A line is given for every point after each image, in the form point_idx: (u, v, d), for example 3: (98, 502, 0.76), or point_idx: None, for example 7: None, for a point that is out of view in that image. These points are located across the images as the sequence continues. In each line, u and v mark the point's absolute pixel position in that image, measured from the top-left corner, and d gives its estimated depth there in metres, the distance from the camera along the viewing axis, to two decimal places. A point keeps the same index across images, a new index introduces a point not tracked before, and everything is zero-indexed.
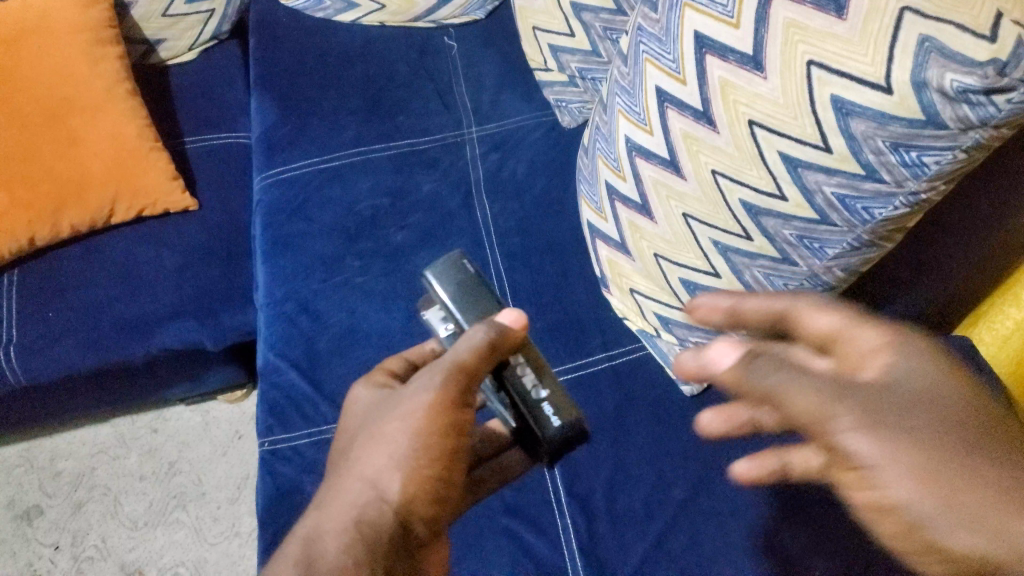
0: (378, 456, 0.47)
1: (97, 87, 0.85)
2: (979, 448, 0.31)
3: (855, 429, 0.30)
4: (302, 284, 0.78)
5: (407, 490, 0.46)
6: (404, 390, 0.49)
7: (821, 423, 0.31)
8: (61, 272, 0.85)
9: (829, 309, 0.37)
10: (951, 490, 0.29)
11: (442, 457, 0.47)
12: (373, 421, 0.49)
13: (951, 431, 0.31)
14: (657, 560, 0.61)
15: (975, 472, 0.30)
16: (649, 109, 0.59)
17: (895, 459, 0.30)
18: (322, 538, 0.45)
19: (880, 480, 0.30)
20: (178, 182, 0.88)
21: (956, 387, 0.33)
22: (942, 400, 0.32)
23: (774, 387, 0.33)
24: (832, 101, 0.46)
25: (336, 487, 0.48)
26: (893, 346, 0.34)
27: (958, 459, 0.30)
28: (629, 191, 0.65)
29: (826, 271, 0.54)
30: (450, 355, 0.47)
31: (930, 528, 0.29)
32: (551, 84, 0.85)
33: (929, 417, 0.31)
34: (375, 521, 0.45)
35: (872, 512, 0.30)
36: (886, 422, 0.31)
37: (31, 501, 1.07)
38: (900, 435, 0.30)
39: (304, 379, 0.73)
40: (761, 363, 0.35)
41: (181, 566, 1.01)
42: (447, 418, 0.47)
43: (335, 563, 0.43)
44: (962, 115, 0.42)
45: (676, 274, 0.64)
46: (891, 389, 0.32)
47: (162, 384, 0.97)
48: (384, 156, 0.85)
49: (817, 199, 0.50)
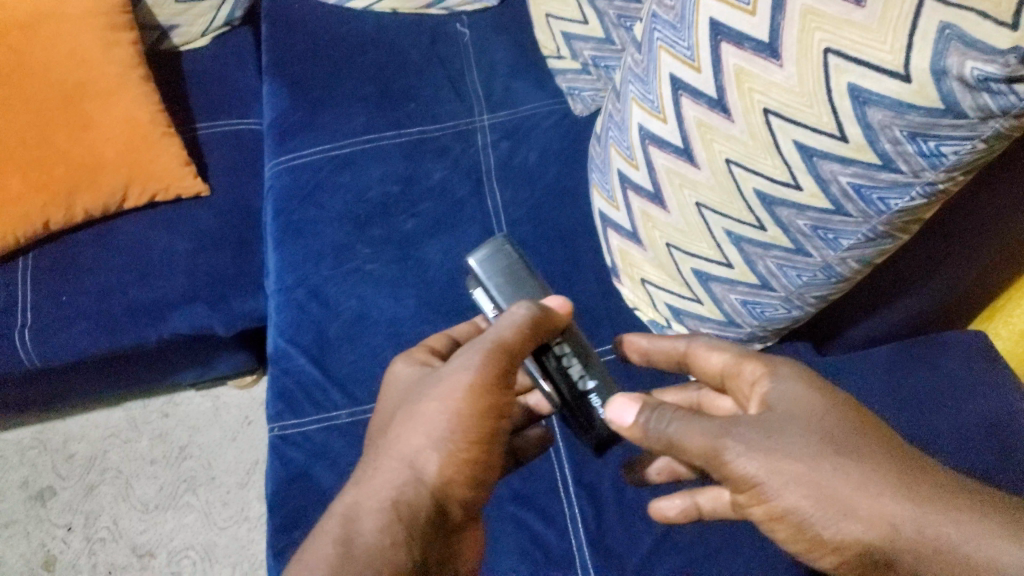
0: (417, 435, 0.48)
1: (110, 71, 0.85)
2: (856, 448, 0.42)
3: (744, 458, 0.43)
4: (312, 271, 0.78)
5: (445, 471, 0.47)
6: (443, 369, 0.50)
7: (720, 458, 0.44)
8: (73, 256, 0.85)
9: (716, 350, 0.54)
10: (832, 490, 0.41)
11: (481, 441, 0.48)
12: (411, 400, 0.50)
13: (826, 434, 0.43)
14: (665, 549, 0.60)
15: (851, 470, 0.42)
16: (663, 97, 0.59)
17: (781, 477, 0.42)
18: (358, 516, 0.46)
19: (775, 494, 0.42)
20: (190, 167, 0.87)
21: (826, 401, 0.45)
22: (816, 412, 0.44)
23: (671, 433, 0.46)
24: (849, 90, 0.45)
25: (374, 466, 0.49)
26: (768, 376, 0.48)
27: (835, 464, 0.42)
28: (641, 180, 0.64)
29: (840, 262, 0.54)
30: (491, 336, 0.49)
31: (818, 523, 0.42)
32: (563, 71, 0.84)
33: (806, 430, 0.43)
34: (412, 502, 0.47)
35: (772, 517, 0.43)
36: (769, 445, 0.43)
37: (45, 483, 1.08)
38: (783, 455, 0.42)
39: (314, 366, 0.73)
40: (660, 416, 0.47)
41: (192, 549, 1.02)
42: (487, 399, 0.48)
43: (373, 542, 0.44)
44: (982, 104, 0.41)
45: (688, 263, 0.63)
46: (773, 415, 0.45)
47: (174, 369, 0.97)
48: (396, 143, 0.85)
49: (832, 188, 0.50)
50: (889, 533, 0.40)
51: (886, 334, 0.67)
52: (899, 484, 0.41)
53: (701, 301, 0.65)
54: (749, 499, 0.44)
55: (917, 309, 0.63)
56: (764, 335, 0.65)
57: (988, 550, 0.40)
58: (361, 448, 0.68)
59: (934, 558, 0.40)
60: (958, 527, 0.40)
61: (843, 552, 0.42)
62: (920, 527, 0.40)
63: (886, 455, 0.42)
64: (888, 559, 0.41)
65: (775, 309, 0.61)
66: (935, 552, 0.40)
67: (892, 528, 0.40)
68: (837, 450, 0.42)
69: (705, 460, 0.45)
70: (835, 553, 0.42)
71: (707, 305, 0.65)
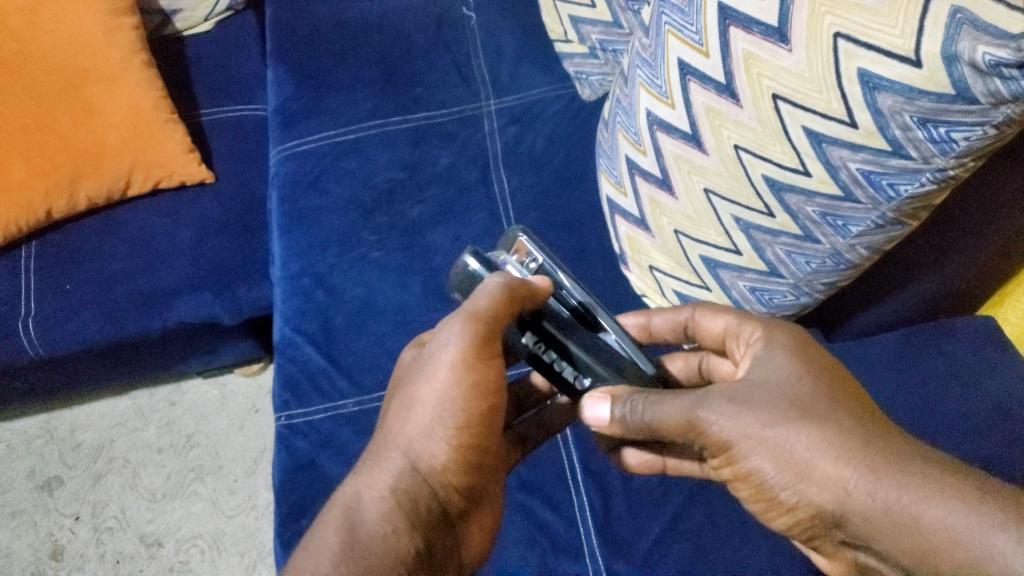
0: (409, 426, 0.50)
1: (112, 56, 0.85)
2: (822, 412, 0.42)
3: (714, 421, 0.43)
4: (318, 259, 0.78)
5: (437, 460, 0.49)
6: (430, 345, 0.50)
7: (693, 426, 0.44)
8: (77, 245, 0.85)
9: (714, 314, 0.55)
10: (791, 453, 0.41)
11: (470, 422, 0.49)
12: (406, 383, 0.52)
13: (799, 399, 0.43)
14: (673, 537, 0.60)
15: (813, 433, 0.41)
16: (671, 82, 0.58)
17: (745, 441, 0.42)
18: (361, 506, 0.49)
19: (743, 457, 0.43)
20: (194, 154, 0.87)
21: (805, 369, 0.44)
22: (791, 379, 0.44)
23: (650, 410, 0.46)
24: (859, 75, 0.44)
25: (377, 455, 0.51)
26: (763, 340, 0.48)
27: (798, 427, 0.41)
28: (649, 166, 0.64)
29: (849, 249, 0.53)
30: (467, 305, 0.47)
31: (778, 485, 0.42)
32: (571, 55, 0.84)
33: (776, 397, 0.43)
34: (409, 491, 0.49)
35: (739, 480, 0.44)
36: (737, 411, 0.43)
37: (52, 472, 1.08)
38: (750, 420, 0.42)
39: (321, 354, 0.73)
40: (633, 403, 0.47)
41: (199, 538, 1.02)
42: (469, 378, 0.48)
43: (374, 531, 0.47)
44: (994, 90, 0.40)
45: (696, 250, 0.63)
46: (749, 384, 0.45)
47: (180, 357, 0.97)
48: (401, 129, 0.84)
49: (841, 174, 0.49)
50: (842, 496, 0.40)
51: (895, 320, 0.66)
52: (858, 447, 0.40)
53: (710, 288, 0.65)
54: (720, 462, 0.45)
55: (925, 295, 0.63)
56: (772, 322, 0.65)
57: (937, 510, 0.37)
58: (368, 437, 0.68)
59: (883, 524, 0.38)
60: (914, 492, 0.38)
61: (800, 513, 0.42)
62: (872, 491, 0.39)
63: (854, 420, 0.41)
64: (841, 521, 0.40)
65: (784, 296, 0.60)
66: (886, 517, 0.38)
67: (845, 492, 0.40)
68: (802, 414, 0.42)
69: (681, 433, 0.45)
70: (791, 515, 0.43)
71: (715, 292, 0.65)
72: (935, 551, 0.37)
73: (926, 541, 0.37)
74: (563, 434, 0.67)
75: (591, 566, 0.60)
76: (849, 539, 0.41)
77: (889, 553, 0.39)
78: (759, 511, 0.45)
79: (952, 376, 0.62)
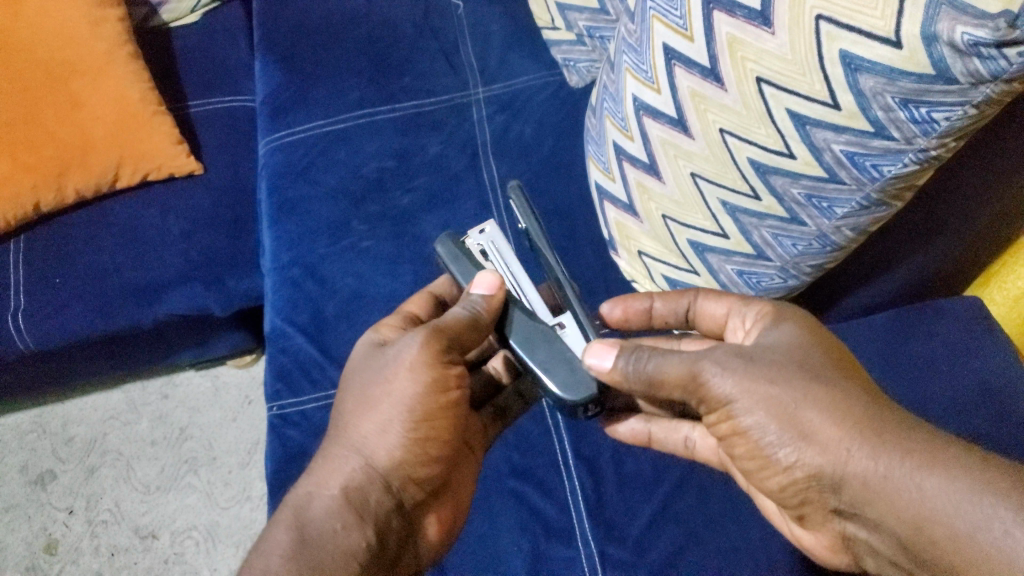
0: (364, 424, 0.51)
1: (97, 49, 0.84)
2: (831, 377, 0.43)
3: (718, 379, 0.44)
4: (308, 249, 0.78)
5: (393, 455, 0.50)
6: (390, 350, 0.52)
7: (697, 380, 0.45)
8: (65, 237, 0.85)
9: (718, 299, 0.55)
10: (796, 413, 0.42)
11: (428, 416, 0.50)
12: (361, 384, 0.52)
13: (808, 362, 0.44)
14: (665, 519, 0.61)
15: (821, 394, 0.42)
16: (657, 67, 0.58)
17: (749, 397, 0.43)
18: (311, 504, 0.50)
19: (743, 413, 0.44)
20: (182, 146, 0.87)
21: (816, 340, 0.46)
22: (800, 345, 0.46)
23: (655, 364, 0.47)
24: (841, 57, 0.45)
25: (332, 452, 0.52)
26: (771, 316, 0.50)
27: (805, 388, 0.43)
28: (636, 151, 0.64)
29: (834, 231, 0.54)
30: (433, 322, 0.51)
31: (777, 443, 0.43)
32: (559, 43, 0.84)
33: (784, 356, 0.45)
34: (360, 487, 0.50)
35: (737, 436, 0.46)
36: (744, 366, 0.44)
37: (45, 466, 1.08)
38: (757, 376, 0.44)
39: (312, 343, 0.73)
40: (638, 355, 0.48)
41: (194, 529, 1.02)
42: (428, 382, 0.50)
43: (325, 527, 0.48)
44: (973, 69, 0.41)
45: (684, 235, 0.63)
46: (756, 347, 0.46)
47: (171, 350, 0.97)
48: (390, 119, 0.84)
49: (825, 156, 0.49)
50: (843, 459, 0.41)
51: (885, 301, 0.67)
52: (864, 414, 0.42)
53: (698, 272, 0.65)
54: (717, 417, 0.46)
55: (913, 275, 0.63)
56: None
57: (938, 477, 0.39)
58: None
59: (883, 488, 0.40)
60: (917, 461, 0.40)
61: (795, 473, 0.43)
62: (875, 457, 0.41)
63: (860, 389, 0.43)
64: (838, 485, 0.42)
65: (771, 279, 0.61)
66: (885, 483, 0.40)
67: (846, 456, 0.41)
68: (812, 375, 0.43)
69: (681, 387, 0.46)
70: (787, 474, 0.44)
71: (704, 276, 0.65)
72: (934, 519, 0.39)
73: (924, 509, 0.39)
74: (554, 421, 0.68)
75: (583, 550, 0.61)
76: (840, 505, 0.43)
77: (882, 520, 0.41)
78: (752, 470, 0.47)
79: (940, 356, 0.63)
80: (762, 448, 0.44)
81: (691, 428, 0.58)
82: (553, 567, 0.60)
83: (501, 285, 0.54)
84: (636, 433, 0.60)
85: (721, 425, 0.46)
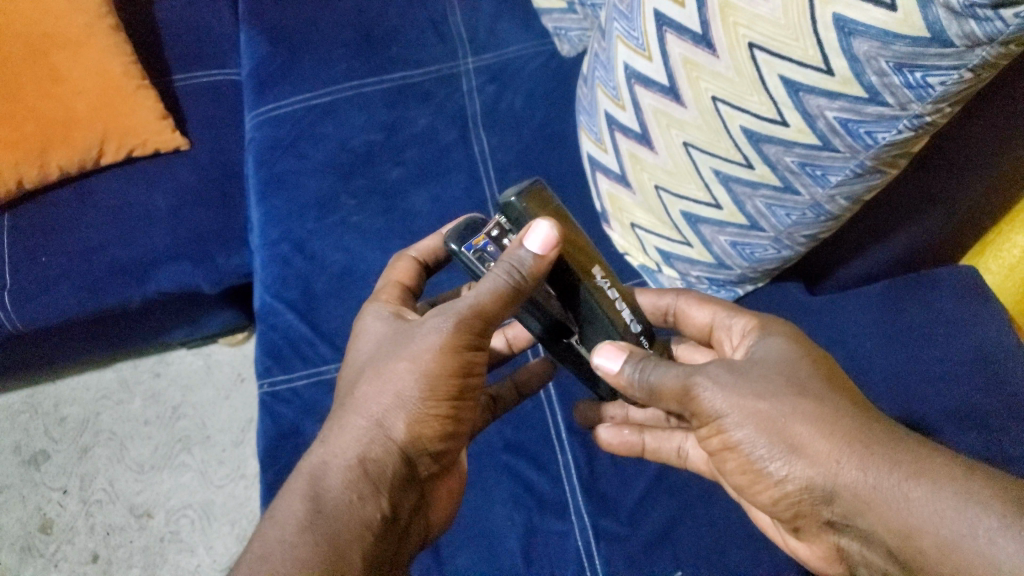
0: (384, 396, 0.48)
1: (75, 21, 0.83)
2: (816, 389, 0.43)
3: (709, 393, 0.44)
4: (297, 225, 0.77)
5: (412, 427, 0.48)
6: (417, 327, 0.49)
7: (690, 393, 0.45)
8: (49, 216, 0.84)
9: (701, 305, 0.56)
10: (784, 425, 0.42)
11: (448, 396, 0.48)
12: (380, 356, 0.50)
13: (795, 375, 0.44)
14: (658, 492, 0.61)
15: (808, 409, 0.42)
16: (648, 35, 0.57)
17: (738, 411, 0.43)
18: (327, 474, 0.47)
19: (733, 428, 0.43)
20: (167, 121, 0.86)
21: (805, 354, 0.46)
22: (790, 356, 0.46)
23: (653, 381, 0.47)
24: (835, 21, 0.43)
25: (343, 419, 0.49)
26: (758, 332, 0.50)
27: (794, 404, 0.42)
28: (628, 120, 0.63)
29: (829, 201, 0.53)
30: (469, 301, 0.47)
31: (767, 457, 0.43)
32: (549, 10, 0.82)
33: (773, 368, 0.45)
34: (379, 459, 0.47)
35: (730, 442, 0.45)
36: (736, 381, 0.44)
37: (38, 447, 1.08)
38: (746, 391, 0.43)
39: (302, 320, 0.72)
40: (644, 363, 0.48)
41: (189, 508, 1.02)
42: (456, 361, 0.47)
43: (340, 497, 0.45)
44: (969, 31, 0.39)
45: (676, 206, 0.63)
46: (746, 361, 0.46)
47: (161, 328, 0.97)
48: (378, 90, 0.83)
49: (819, 124, 0.48)
50: (834, 471, 0.41)
51: (882, 271, 0.66)
52: (852, 427, 0.41)
53: (691, 245, 0.64)
54: (708, 430, 0.45)
55: (912, 247, 0.62)
56: (756, 277, 0.65)
57: (922, 486, 0.38)
58: None
59: (873, 499, 0.39)
60: (903, 471, 0.39)
61: (787, 487, 0.43)
62: (863, 467, 0.40)
63: (848, 400, 0.43)
64: (830, 497, 0.41)
65: (765, 250, 0.60)
66: (874, 493, 0.39)
67: (836, 467, 0.41)
68: (799, 391, 0.43)
69: (678, 398, 0.46)
70: (778, 488, 0.43)
71: (697, 248, 0.64)
72: (920, 528, 0.38)
73: (912, 517, 0.38)
74: (549, 396, 0.67)
75: (577, 524, 0.60)
76: (833, 517, 0.42)
77: (874, 530, 0.40)
78: (745, 485, 0.46)
79: (935, 323, 0.62)
80: (753, 462, 0.44)
81: (685, 438, 0.57)
82: (547, 541, 0.60)
83: (556, 242, 0.47)
84: (629, 442, 0.58)
85: (711, 439, 0.46)
